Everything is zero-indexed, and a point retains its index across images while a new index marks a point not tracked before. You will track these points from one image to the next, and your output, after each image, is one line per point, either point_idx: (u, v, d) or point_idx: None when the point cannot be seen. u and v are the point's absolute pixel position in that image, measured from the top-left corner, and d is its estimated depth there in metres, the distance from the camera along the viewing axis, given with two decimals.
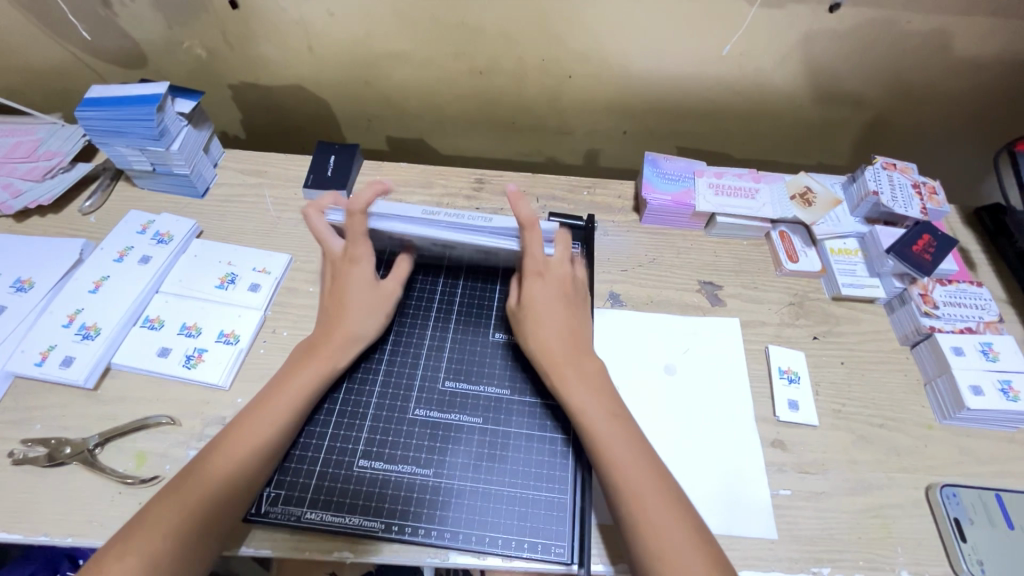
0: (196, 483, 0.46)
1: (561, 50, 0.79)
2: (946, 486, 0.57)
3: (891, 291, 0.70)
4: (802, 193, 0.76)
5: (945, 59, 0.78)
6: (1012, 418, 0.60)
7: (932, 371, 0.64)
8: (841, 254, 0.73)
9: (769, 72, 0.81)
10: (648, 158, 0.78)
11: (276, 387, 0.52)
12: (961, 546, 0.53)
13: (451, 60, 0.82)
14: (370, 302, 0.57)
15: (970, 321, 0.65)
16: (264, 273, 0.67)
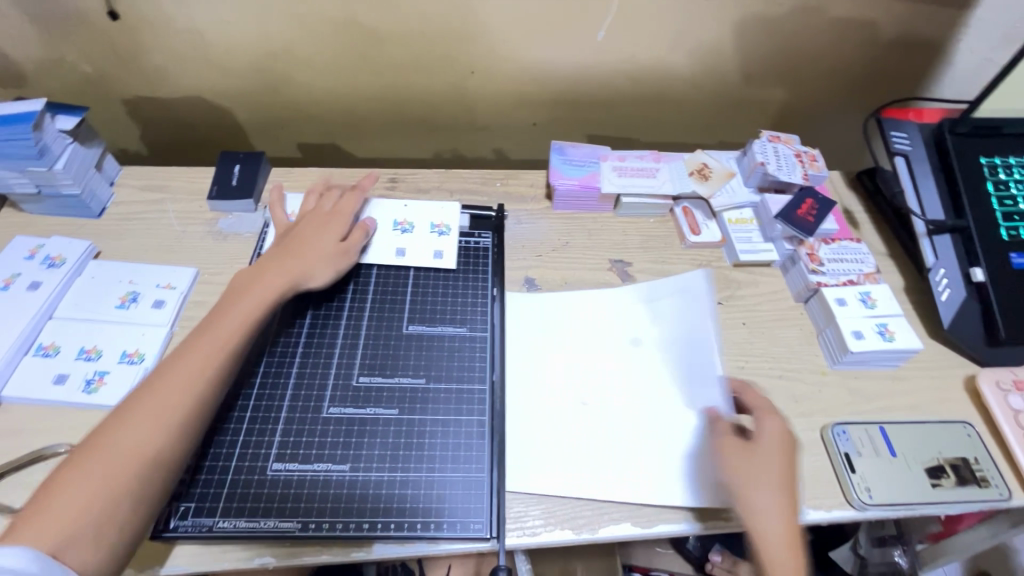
0: (101, 466, 0.45)
1: (461, 47, 0.81)
2: (837, 424, 0.62)
3: (783, 253, 0.75)
4: (698, 170, 0.80)
5: (812, 38, 0.86)
6: (891, 357, 0.67)
7: (822, 322, 0.70)
8: (738, 224, 0.77)
9: (660, 57, 0.86)
10: (554, 146, 0.80)
11: (201, 329, 0.54)
12: (851, 477, 0.59)
13: (354, 62, 0.83)
14: (327, 256, 0.63)
15: (852, 274, 0.72)
16: (168, 289, 0.65)
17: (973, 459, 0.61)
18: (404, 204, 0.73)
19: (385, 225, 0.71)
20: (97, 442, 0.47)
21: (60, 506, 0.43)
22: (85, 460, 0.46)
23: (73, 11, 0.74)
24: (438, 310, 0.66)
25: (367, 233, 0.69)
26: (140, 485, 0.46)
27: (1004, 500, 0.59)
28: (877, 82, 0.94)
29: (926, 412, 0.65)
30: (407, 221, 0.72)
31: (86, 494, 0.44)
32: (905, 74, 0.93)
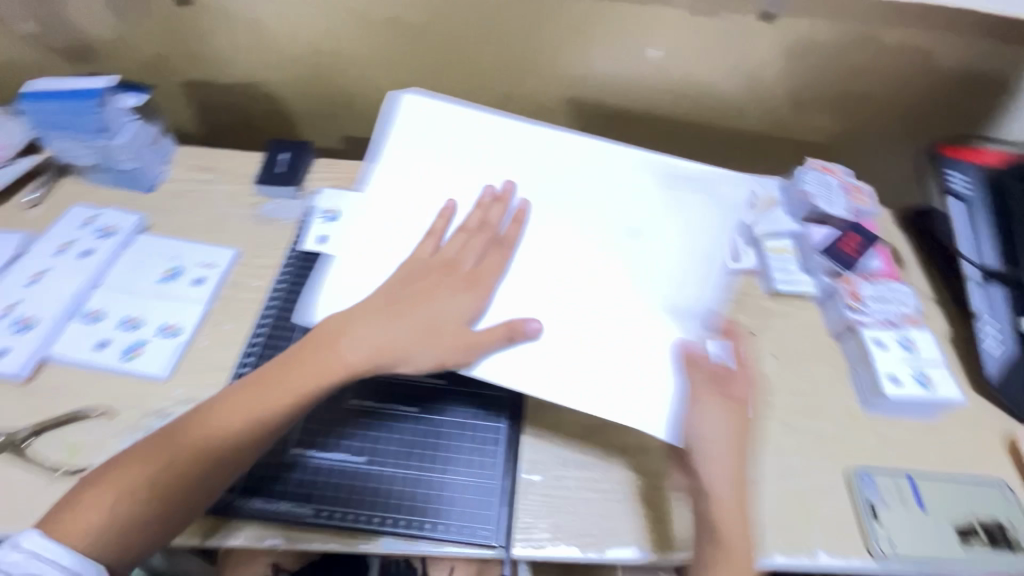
0: (123, 478, 0.47)
1: (511, 53, 0.82)
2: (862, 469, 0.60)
3: (822, 289, 0.73)
4: None
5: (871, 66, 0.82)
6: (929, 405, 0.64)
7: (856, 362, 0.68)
8: (778, 254, 0.75)
9: (707, 77, 0.85)
10: (598, 157, 0.79)
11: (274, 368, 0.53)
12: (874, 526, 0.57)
13: (401, 61, 0.84)
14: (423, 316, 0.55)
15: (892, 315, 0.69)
16: (209, 267, 0.67)
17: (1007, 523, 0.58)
18: None
19: None
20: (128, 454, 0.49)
21: (88, 508, 0.46)
22: (114, 470, 0.48)
23: None
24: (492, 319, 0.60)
25: None
26: (159, 500, 0.47)
27: None
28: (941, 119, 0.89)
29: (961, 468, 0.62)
30: None
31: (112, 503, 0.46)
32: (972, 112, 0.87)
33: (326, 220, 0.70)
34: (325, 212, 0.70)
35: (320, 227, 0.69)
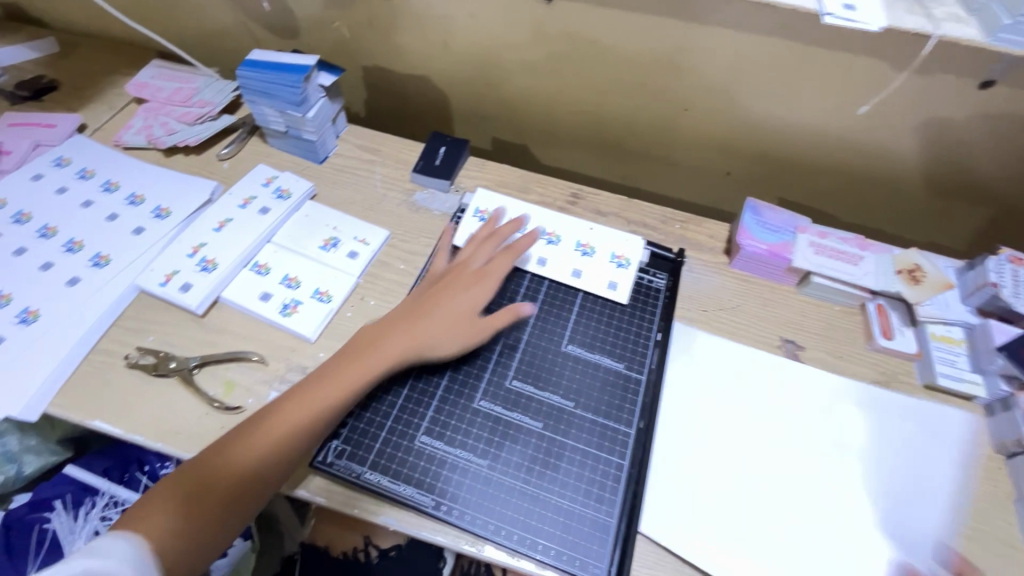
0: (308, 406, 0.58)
1: (403, 51, 0.95)
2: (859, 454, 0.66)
3: (994, 392, 0.70)
4: (909, 269, 0.77)
5: (766, 17, 0.72)
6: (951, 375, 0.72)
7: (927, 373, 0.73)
8: (942, 341, 0.74)
9: (547, 45, 0.86)
10: (750, 205, 0.83)
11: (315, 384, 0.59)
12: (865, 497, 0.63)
13: (335, 57, 1.00)
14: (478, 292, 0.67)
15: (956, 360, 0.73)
16: (159, 213, 0.78)
17: None
18: (355, 226, 0.79)
19: (344, 238, 0.78)
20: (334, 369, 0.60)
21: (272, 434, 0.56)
22: (296, 395, 0.58)
23: (139, 46, 1.04)
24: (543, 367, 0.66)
25: (329, 250, 0.77)
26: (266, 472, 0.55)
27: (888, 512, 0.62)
28: (891, 81, 0.74)
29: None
30: (329, 239, 0.78)
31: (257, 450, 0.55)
32: (943, 68, 0.71)
33: (241, 205, 0.79)
34: (242, 202, 0.80)
35: (233, 210, 0.79)
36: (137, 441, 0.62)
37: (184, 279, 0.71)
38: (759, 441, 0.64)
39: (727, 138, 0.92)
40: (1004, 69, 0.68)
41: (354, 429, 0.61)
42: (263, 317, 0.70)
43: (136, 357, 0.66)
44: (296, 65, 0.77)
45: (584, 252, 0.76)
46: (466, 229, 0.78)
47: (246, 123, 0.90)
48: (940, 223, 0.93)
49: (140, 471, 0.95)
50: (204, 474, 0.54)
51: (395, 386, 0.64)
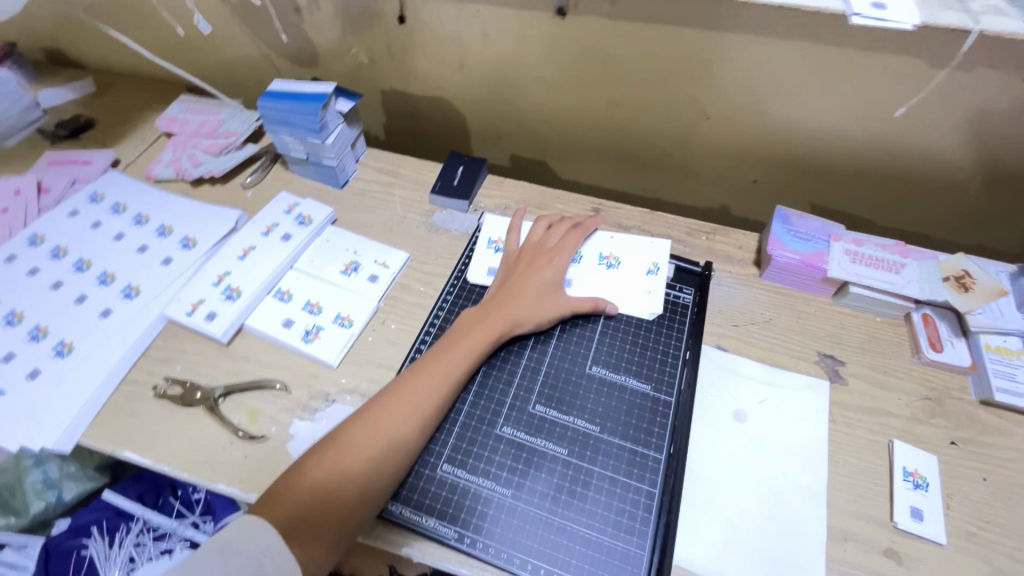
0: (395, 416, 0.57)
1: (421, 74, 0.96)
2: (911, 478, 0.62)
3: None
4: (958, 277, 0.72)
5: (789, 20, 0.69)
6: (1010, 390, 0.66)
7: (984, 389, 0.68)
8: (999, 353, 0.69)
9: (563, 61, 0.86)
10: (779, 214, 0.79)
11: (392, 392, 0.60)
12: (917, 524, 0.59)
13: (354, 82, 1.02)
14: (543, 300, 0.68)
15: (1013, 374, 0.68)
16: (186, 243, 0.80)
17: (837, 540, 0.58)
18: (375, 249, 0.80)
19: (365, 262, 0.78)
20: (410, 381, 0.60)
21: (363, 444, 0.55)
22: (376, 407, 0.58)
23: (169, 81, 1.08)
24: (565, 389, 0.64)
25: (351, 274, 0.77)
26: (367, 484, 0.54)
27: (943, 540, 0.58)
28: (927, 79, 0.71)
29: (812, 475, 0.61)
30: (350, 264, 0.78)
31: (352, 460, 0.55)
32: (987, 63, 0.66)
33: (265, 233, 0.80)
34: (265, 230, 0.81)
35: (257, 237, 0.80)
36: (164, 471, 0.62)
37: (210, 308, 0.72)
38: (794, 475, 0.61)
39: (752, 145, 0.89)
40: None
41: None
42: (285, 344, 0.70)
43: (164, 387, 0.67)
44: (316, 93, 0.79)
45: (609, 264, 0.75)
46: (483, 264, 0.77)
47: (269, 152, 0.92)
48: (990, 224, 0.87)
49: (173, 496, 0.98)
50: (295, 491, 0.53)
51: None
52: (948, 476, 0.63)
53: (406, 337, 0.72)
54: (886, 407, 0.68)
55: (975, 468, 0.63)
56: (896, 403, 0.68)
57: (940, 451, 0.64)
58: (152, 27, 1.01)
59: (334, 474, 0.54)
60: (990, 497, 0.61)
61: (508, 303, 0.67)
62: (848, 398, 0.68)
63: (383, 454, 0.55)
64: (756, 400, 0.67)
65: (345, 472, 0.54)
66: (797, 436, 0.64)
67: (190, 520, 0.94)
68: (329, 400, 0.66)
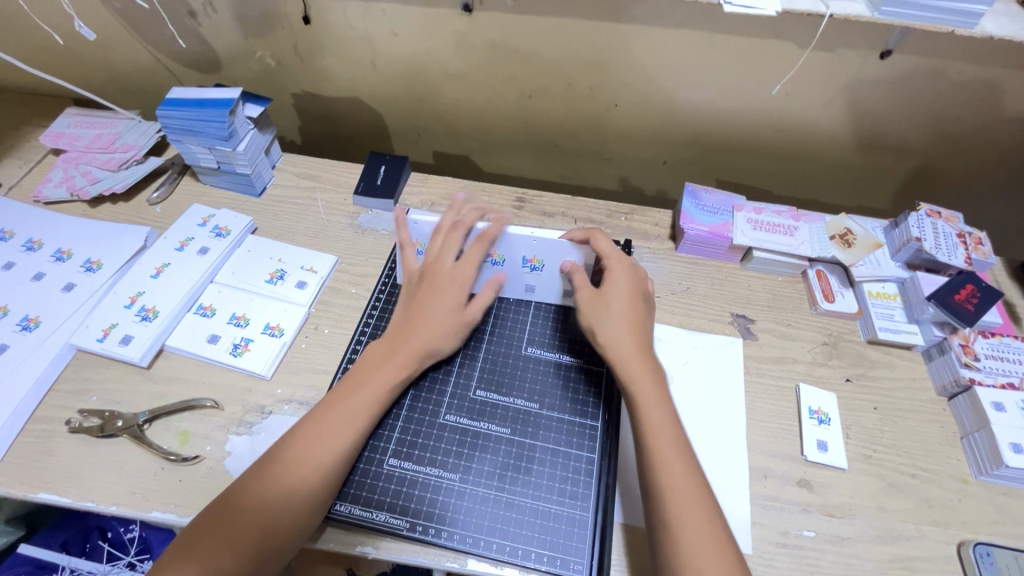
0: (314, 439, 0.56)
1: (332, 76, 0.95)
2: (817, 414, 0.69)
3: (930, 339, 0.75)
4: (842, 234, 0.82)
5: (680, 9, 0.75)
6: (891, 329, 0.76)
7: (869, 330, 0.77)
8: (879, 298, 0.78)
9: (475, 56, 0.87)
10: (688, 190, 0.85)
11: (338, 394, 0.60)
12: (823, 455, 0.66)
13: (263, 86, 0.99)
14: (448, 325, 0.65)
15: (893, 315, 0.77)
16: (89, 266, 0.75)
17: (758, 477, 0.64)
18: (300, 256, 0.77)
19: (292, 270, 0.76)
20: (337, 397, 0.60)
21: (291, 465, 0.54)
22: (305, 426, 0.57)
23: (54, 96, 1.00)
24: (504, 373, 0.67)
25: (276, 284, 0.75)
26: (299, 507, 0.53)
27: (845, 465, 0.66)
28: (800, 60, 0.79)
29: (734, 424, 0.68)
30: (276, 273, 0.76)
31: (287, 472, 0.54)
32: (845, 43, 0.75)
33: (178, 249, 0.76)
34: (178, 245, 0.77)
35: (170, 252, 0.76)
36: (88, 508, 0.58)
37: (123, 332, 0.68)
38: (718, 427, 0.67)
39: (659, 129, 0.95)
40: (898, 39, 0.74)
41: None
42: (213, 361, 0.68)
43: (79, 420, 0.63)
44: (221, 99, 0.75)
45: (534, 267, 0.71)
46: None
47: (176, 164, 0.87)
48: (865, 186, 0.99)
49: (102, 539, 0.91)
50: (235, 510, 0.52)
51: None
52: (846, 410, 0.71)
53: (341, 340, 0.71)
54: (791, 355, 0.75)
55: (867, 399, 0.72)
56: (800, 350, 0.76)
57: (838, 388, 0.73)
58: (26, 37, 0.93)
59: (261, 501, 0.53)
60: (880, 423, 0.70)
61: (411, 332, 0.63)
62: (759, 351, 0.75)
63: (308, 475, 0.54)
64: (681, 360, 0.73)
65: (272, 497, 0.53)
66: (718, 391, 0.70)
67: (124, 561, 0.89)
68: (266, 412, 0.65)
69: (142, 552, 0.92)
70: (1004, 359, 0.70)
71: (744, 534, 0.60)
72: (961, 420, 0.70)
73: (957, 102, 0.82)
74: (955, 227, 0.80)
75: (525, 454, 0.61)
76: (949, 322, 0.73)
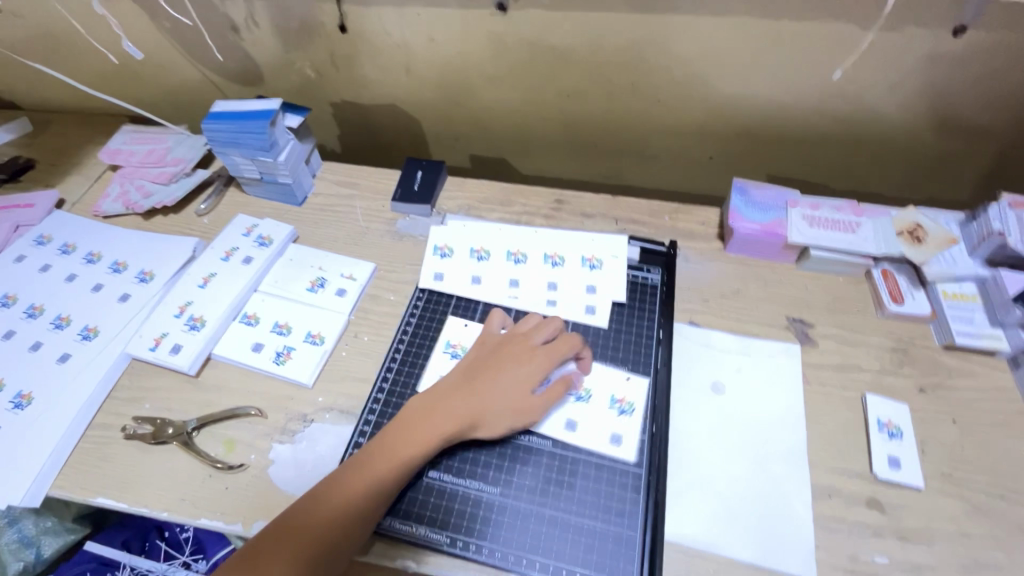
0: (370, 465, 0.55)
1: (369, 83, 0.95)
2: (888, 427, 0.63)
3: (1017, 344, 0.67)
4: (911, 230, 0.75)
5: None
6: (970, 333, 0.69)
7: (945, 335, 0.70)
8: (955, 299, 0.71)
9: (510, 56, 0.85)
10: (737, 186, 0.81)
11: (406, 426, 0.57)
12: (896, 472, 0.61)
13: (303, 96, 1.00)
14: (518, 383, 0.60)
15: (973, 319, 0.70)
16: (142, 277, 0.77)
17: (822, 496, 0.59)
18: (339, 264, 0.78)
19: (332, 277, 0.77)
20: (403, 424, 0.58)
21: (351, 482, 0.54)
22: (368, 448, 0.56)
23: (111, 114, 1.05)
24: None
25: (316, 292, 0.75)
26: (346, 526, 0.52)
27: (922, 484, 0.60)
28: (860, 42, 0.73)
29: (793, 437, 0.63)
30: (316, 281, 0.76)
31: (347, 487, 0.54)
32: (911, 20, 0.69)
33: (223, 259, 0.78)
34: (224, 255, 0.79)
35: (216, 262, 0.78)
36: (141, 513, 0.60)
37: (173, 341, 0.70)
38: (775, 440, 0.63)
39: (703, 123, 0.90)
40: (976, 12, 0.67)
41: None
42: (256, 369, 0.69)
43: (133, 427, 0.65)
44: (263, 111, 0.77)
45: (620, 410, 0.63)
46: (434, 371, 0.67)
47: (221, 175, 0.90)
48: (935, 176, 0.91)
49: (159, 538, 0.95)
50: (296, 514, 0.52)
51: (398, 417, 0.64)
52: (921, 422, 0.65)
53: (380, 348, 0.71)
54: (855, 362, 0.70)
55: (945, 411, 0.65)
56: (865, 357, 0.70)
57: (911, 399, 0.66)
58: (86, 59, 0.98)
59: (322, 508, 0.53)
60: (961, 438, 0.63)
61: (482, 382, 0.60)
62: (820, 358, 0.70)
63: (355, 508, 0.53)
64: (734, 368, 0.68)
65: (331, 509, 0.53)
66: (774, 403, 0.65)
67: (179, 561, 0.92)
68: (308, 420, 0.65)
69: (196, 552, 0.94)
70: None
71: (806, 560, 0.56)
72: None
73: None
74: None
75: (573, 476, 0.59)
76: None
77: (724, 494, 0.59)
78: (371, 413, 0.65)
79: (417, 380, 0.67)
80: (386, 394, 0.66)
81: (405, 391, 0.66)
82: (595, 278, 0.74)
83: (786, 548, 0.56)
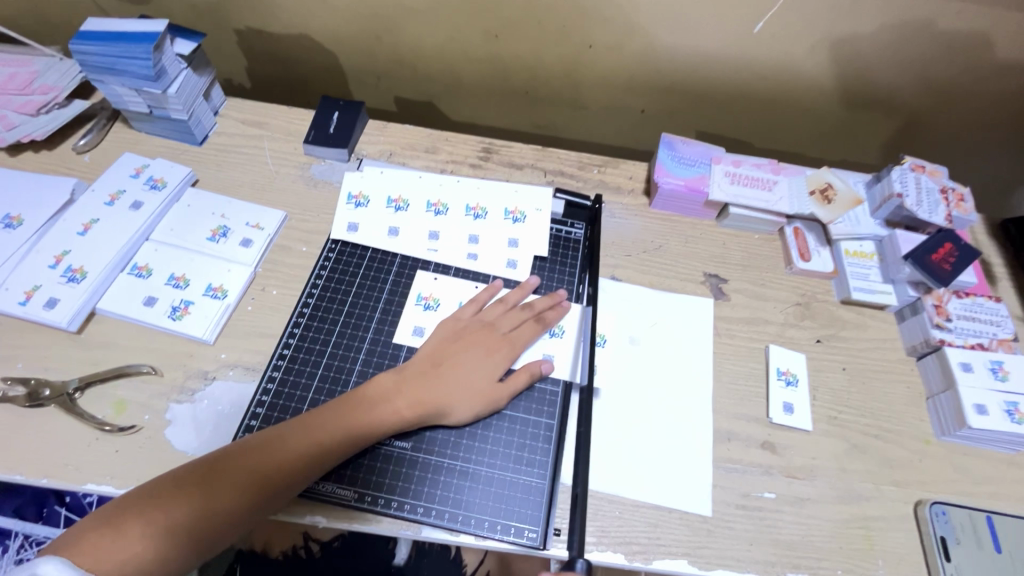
0: (317, 433, 0.53)
1: (277, 9, 0.85)
2: (786, 375, 0.68)
3: (904, 299, 0.73)
4: (823, 190, 0.76)
5: None
6: (864, 288, 0.74)
7: (843, 290, 0.74)
8: (855, 257, 0.76)
9: None
10: (664, 141, 0.80)
11: (365, 403, 0.56)
12: (789, 417, 0.65)
13: (201, 19, 0.89)
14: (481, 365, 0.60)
15: (868, 275, 0.75)
16: (8, 221, 0.68)
17: (722, 440, 0.63)
18: (243, 212, 0.71)
19: (235, 226, 0.71)
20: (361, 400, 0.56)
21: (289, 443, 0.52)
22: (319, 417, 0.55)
23: None
24: None
25: (217, 242, 0.69)
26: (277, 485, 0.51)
27: (809, 426, 0.65)
28: None
29: (699, 386, 0.66)
30: (217, 229, 0.70)
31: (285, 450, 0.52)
32: None
33: (107, 203, 0.70)
34: (108, 198, 0.70)
35: (99, 206, 0.70)
36: (16, 481, 0.55)
37: (48, 294, 0.62)
38: (683, 389, 0.65)
39: (636, 75, 0.88)
40: None
41: (268, 421, 0.59)
42: (148, 324, 0.63)
43: (3, 389, 0.59)
44: (144, 33, 0.67)
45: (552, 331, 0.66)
46: (408, 323, 0.66)
47: (105, 109, 0.79)
48: (849, 138, 0.94)
49: (59, 504, 0.89)
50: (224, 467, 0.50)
51: (307, 375, 0.62)
52: (815, 370, 0.69)
53: (290, 302, 0.67)
54: (763, 316, 0.73)
55: (836, 360, 0.70)
56: (771, 310, 0.74)
57: (808, 349, 0.71)
58: None
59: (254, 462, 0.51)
60: (848, 384, 0.69)
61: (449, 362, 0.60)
62: (730, 311, 0.73)
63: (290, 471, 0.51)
64: (649, 322, 0.70)
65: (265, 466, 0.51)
66: (684, 355, 0.68)
67: None
68: (209, 378, 0.61)
69: None
70: (975, 319, 0.69)
71: (704, 497, 0.59)
72: (928, 379, 0.69)
73: (949, 50, 0.77)
74: (938, 182, 0.76)
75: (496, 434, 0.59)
76: (924, 282, 0.71)
77: (633, 442, 0.61)
78: (277, 370, 0.62)
79: (328, 336, 0.64)
80: (293, 351, 0.63)
81: (313, 348, 0.63)
82: (518, 232, 0.72)
83: (686, 492, 0.59)
